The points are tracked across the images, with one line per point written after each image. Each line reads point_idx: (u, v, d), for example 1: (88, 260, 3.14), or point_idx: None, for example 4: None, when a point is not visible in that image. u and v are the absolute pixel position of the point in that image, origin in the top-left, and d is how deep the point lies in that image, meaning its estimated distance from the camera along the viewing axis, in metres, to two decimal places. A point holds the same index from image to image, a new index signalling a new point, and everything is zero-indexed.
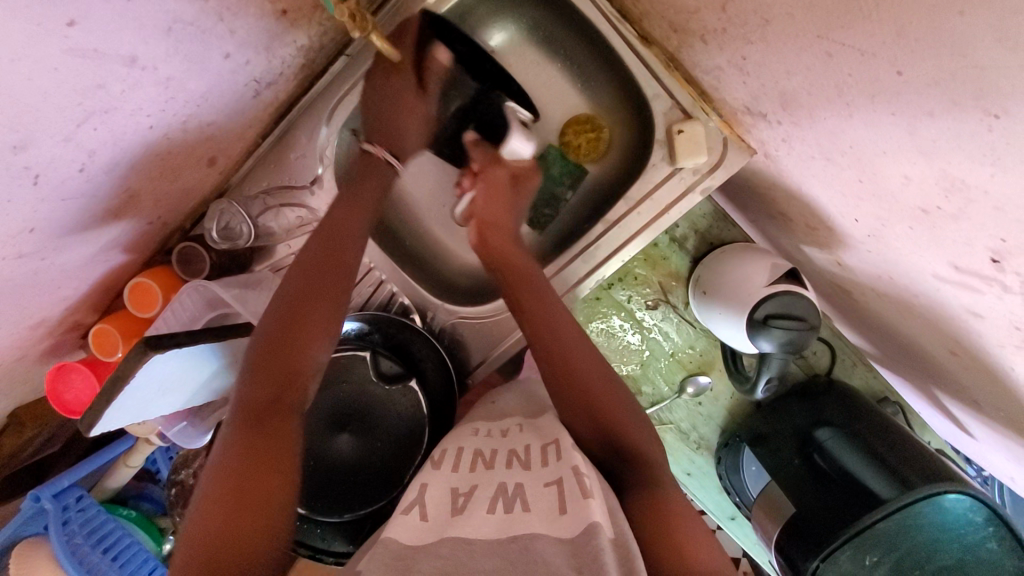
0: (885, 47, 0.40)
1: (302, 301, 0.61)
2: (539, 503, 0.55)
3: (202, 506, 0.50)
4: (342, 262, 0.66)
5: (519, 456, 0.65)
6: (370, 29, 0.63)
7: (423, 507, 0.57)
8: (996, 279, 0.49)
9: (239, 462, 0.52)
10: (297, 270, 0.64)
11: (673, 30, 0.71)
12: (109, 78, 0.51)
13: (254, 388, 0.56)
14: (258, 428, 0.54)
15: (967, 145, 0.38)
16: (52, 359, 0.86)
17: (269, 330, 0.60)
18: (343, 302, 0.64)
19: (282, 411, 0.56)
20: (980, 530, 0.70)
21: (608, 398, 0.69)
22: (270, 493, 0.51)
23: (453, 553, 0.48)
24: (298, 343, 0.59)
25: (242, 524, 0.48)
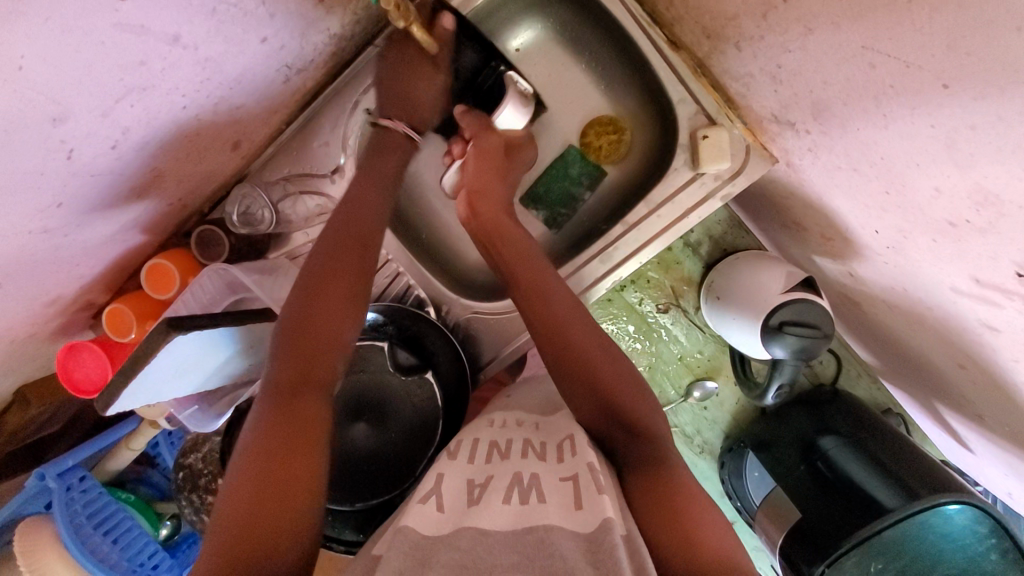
0: (934, 59, 0.41)
1: (325, 284, 0.63)
2: (554, 495, 0.55)
3: (232, 483, 0.50)
4: (364, 246, 0.67)
5: (534, 447, 0.65)
6: (411, 19, 0.64)
7: (439, 497, 0.57)
8: (1019, 293, 0.50)
9: (268, 440, 0.52)
10: (317, 253, 0.65)
11: (706, 36, 0.72)
12: (151, 55, 0.51)
13: (282, 368, 0.58)
14: (288, 407, 0.55)
15: (1007, 160, 0.39)
16: (62, 337, 0.85)
17: (292, 314, 0.61)
18: (365, 285, 0.65)
19: (309, 391, 0.57)
20: (984, 541, 0.71)
21: (596, 361, 0.70)
22: (301, 469, 0.52)
23: (472, 546, 0.48)
24: (326, 325, 0.61)
25: (275, 499, 0.49)
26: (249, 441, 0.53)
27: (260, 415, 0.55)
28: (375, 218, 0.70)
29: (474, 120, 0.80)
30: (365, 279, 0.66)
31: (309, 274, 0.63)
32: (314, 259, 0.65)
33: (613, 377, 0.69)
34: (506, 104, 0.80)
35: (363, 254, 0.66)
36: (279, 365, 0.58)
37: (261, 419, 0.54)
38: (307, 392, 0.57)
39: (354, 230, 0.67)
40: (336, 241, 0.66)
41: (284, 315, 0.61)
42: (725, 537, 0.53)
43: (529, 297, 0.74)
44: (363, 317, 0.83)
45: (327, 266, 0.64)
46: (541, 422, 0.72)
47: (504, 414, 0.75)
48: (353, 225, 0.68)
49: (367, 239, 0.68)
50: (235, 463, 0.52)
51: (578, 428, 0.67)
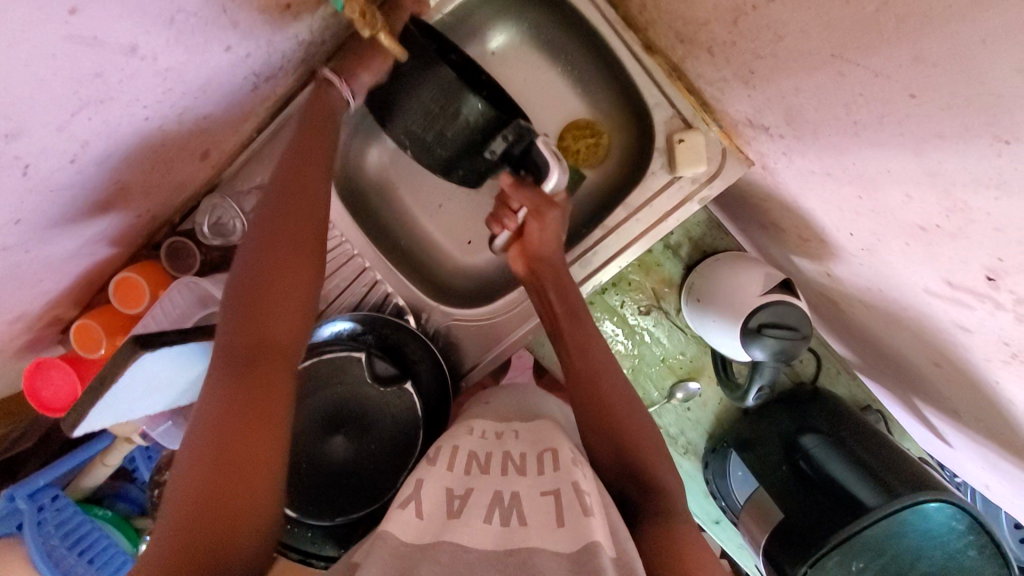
0: (900, 70, 0.41)
1: (272, 255, 0.59)
2: (535, 517, 0.55)
3: (185, 460, 0.49)
4: (311, 207, 0.64)
5: (515, 462, 0.65)
6: (379, 28, 0.63)
7: (419, 504, 0.56)
8: (990, 297, 0.50)
9: (226, 413, 0.51)
10: (262, 222, 0.61)
11: (680, 40, 0.72)
12: (107, 67, 0.50)
13: (234, 337, 0.55)
14: (243, 375, 0.53)
15: (974, 168, 0.39)
16: (29, 353, 0.82)
17: (237, 285, 0.58)
18: (316, 258, 0.62)
19: (266, 358, 0.55)
20: (962, 538, 0.72)
21: (617, 405, 0.71)
22: (265, 446, 0.51)
23: (452, 561, 0.47)
24: (277, 287, 0.58)
25: (238, 476, 0.48)
26: (205, 412, 0.51)
27: (216, 385, 0.53)
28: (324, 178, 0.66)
29: (527, 196, 0.79)
30: (317, 250, 0.63)
31: (251, 243, 0.60)
32: (257, 228, 0.61)
33: (630, 419, 0.70)
34: (552, 175, 0.78)
35: (311, 227, 0.63)
36: (232, 333, 0.55)
37: (215, 391, 0.52)
38: (267, 363, 0.55)
39: (297, 201, 0.63)
40: (280, 210, 0.62)
41: (234, 279, 0.58)
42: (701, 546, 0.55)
43: (571, 349, 0.76)
44: (341, 326, 0.81)
45: (272, 235, 0.60)
46: (524, 434, 0.72)
47: (485, 422, 0.75)
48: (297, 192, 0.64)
49: (314, 206, 0.64)
50: (189, 439, 0.50)
51: (562, 443, 0.68)
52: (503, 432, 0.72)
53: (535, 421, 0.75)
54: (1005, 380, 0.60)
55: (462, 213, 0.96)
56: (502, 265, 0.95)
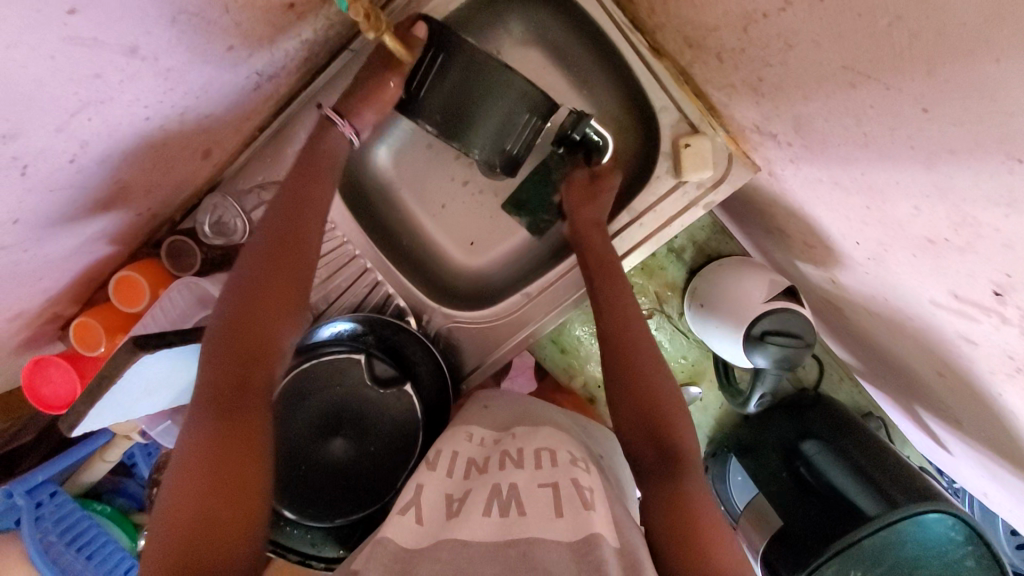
0: (913, 84, 0.40)
1: (259, 289, 0.61)
2: (533, 506, 0.55)
3: (172, 490, 0.51)
4: (299, 238, 0.65)
5: (512, 457, 0.65)
6: (384, 29, 0.63)
7: (419, 509, 0.56)
8: (995, 311, 0.50)
9: (212, 443, 0.53)
10: (249, 257, 0.63)
11: (688, 45, 0.71)
12: (106, 68, 0.49)
13: (217, 369, 0.57)
14: (228, 408, 0.55)
15: (986, 186, 0.39)
16: (28, 350, 0.82)
17: (225, 312, 0.60)
18: (303, 291, 0.64)
19: (251, 390, 0.57)
20: (961, 548, 0.71)
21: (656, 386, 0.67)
22: (248, 474, 0.54)
23: (453, 557, 0.47)
24: (261, 319, 0.60)
25: (224, 507, 0.51)
26: (188, 443, 0.54)
27: (201, 416, 0.55)
28: (312, 209, 0.67)
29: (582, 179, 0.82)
30: (304, 282, 0.64)
31: (239, 277, 0.62)
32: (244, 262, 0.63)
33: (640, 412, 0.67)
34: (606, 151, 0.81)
35: (300, 259, 0.64)
36: (215, 366, 0.57)
37: (199, 423, 0.54)
38: (253, 395, 0.57)
39: (286, 233, 0.64)
40: (270, 243, 0.64)
41: (219, 311, 0.60)
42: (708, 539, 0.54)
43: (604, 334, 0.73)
44: (341, 326, 0.80)
45: (260, 269, 0.62)
46: (524, 434, 0.72)
47: (483, 428, 0.75)
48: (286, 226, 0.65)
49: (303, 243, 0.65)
50: (174, 469, 0.53)
51: (562, 445, 0.68)
52: (502, 438, 0.72)
53: (536, 424, 0.75)
54: (1009, 393, 0.60)
55: (465, 214, 0.95)
56: (505, 266, 0.95)
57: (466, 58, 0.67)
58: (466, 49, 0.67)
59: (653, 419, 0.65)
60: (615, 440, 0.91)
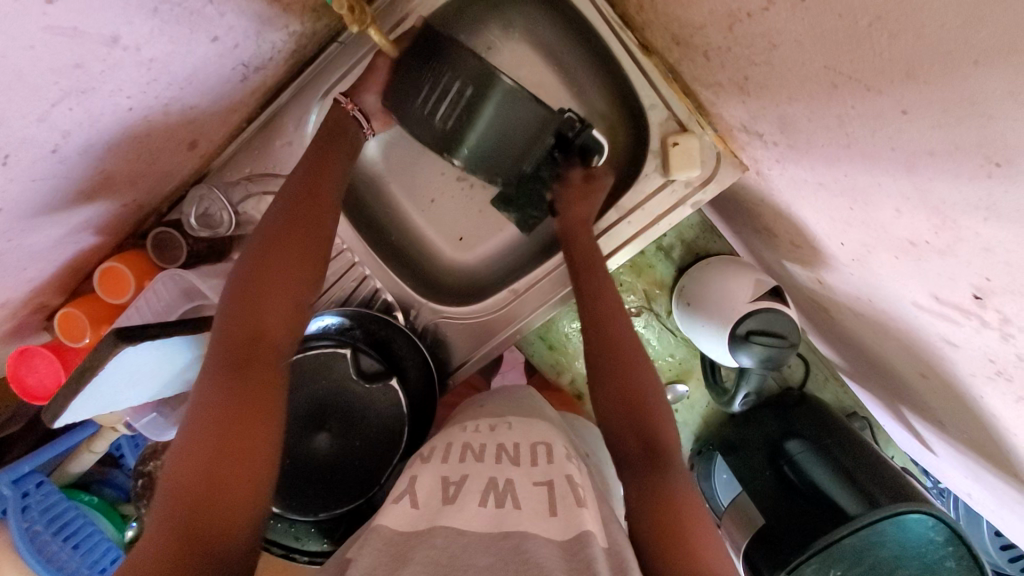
0: (892, 86, 0.40)
1: (275, 259, 0.59)
2: (529, 501, 0.56)
3: (181, 451, 0.51)
4: (319, 207, 0.64)
5: (508, 452, 0.65)
6: (367, 23, 0.64)
7: (413, 495, 0.57)
8: (976, 314, 0.50)
9: (219, 412, 0.52)
10: (265, 227, 0.62)
11: (676, 42, 0.71)
12: (88, 57, 0.48)
13: (231, 332, 0.56)
14: (239, 372, 0.54)
15: (964, 190, 0.39)
16: (14, 340, 0.82)
17: (240, 277, 0.59)
18: (320, 266, 0.62)
19: (259, 365, 0.56)
20: (940, 549, 0.72)
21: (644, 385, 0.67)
22: (254, 451, 0.52)
23: (447, 543, 0.48)
24: (275, 285, 0.58)
25: (229, 472, 0.50)
26: (194, 417, 0.53)
27: (208, 389, 0.53)
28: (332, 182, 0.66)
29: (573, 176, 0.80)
30: (321, 256, 0.63)
31: (254, 247, 0.60)
32: (261, 233, 0.61)
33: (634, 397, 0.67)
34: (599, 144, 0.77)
35: (317, 232, 0.63)
36: (228, 329, 0.56)
37: (210, 385, 0.54)
38: (265, 361, 0.56)
39: (306, 206, 0.63)
40: (289, 214, 0.62)
41: (234, 273, 0.59)
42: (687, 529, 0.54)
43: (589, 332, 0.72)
44: (328, 320, 0.80)
45: (278, 240, 0.60)
46: (517, 426, 0.72)
47: (478, 419, 0.76)
48: (304, 198, 0.64)
49: (323, 214, 0.64)
50: (183, 430, 0.52)
51: (556, 442, 0.69)
52: (496, 424, 0.73)
53: (529, 419, 0.76)
54: (987, 393, 0.60)
55: (455, 210, 0.95)
56: (492, 262, 0.95)
57: (471, 70, 0.65)
58: (472, 62, 0.64)
59: (635, 411, 0.66)
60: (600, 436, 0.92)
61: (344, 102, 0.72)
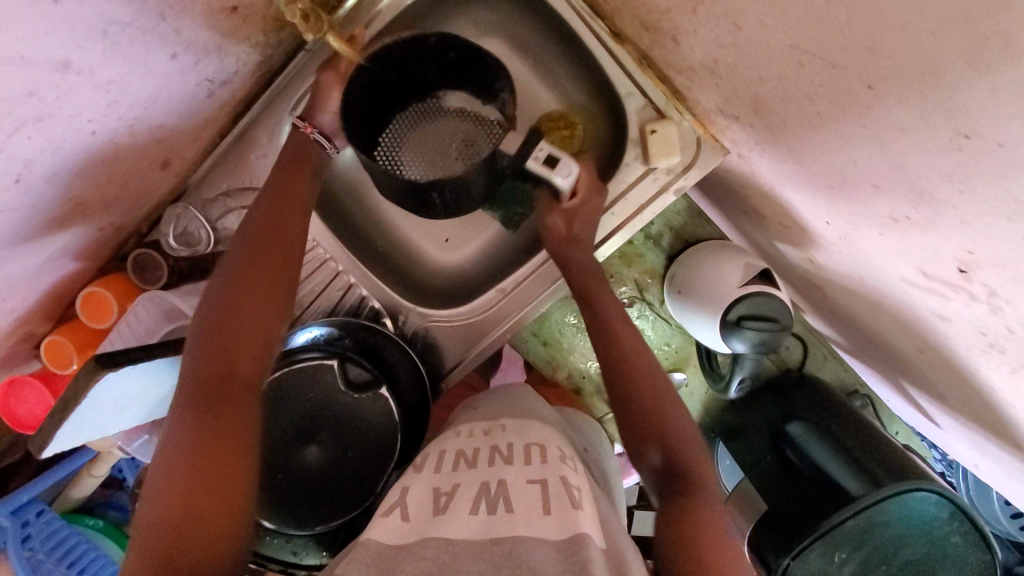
0: (856, 61, 0.39)
1: (246, 285, 0.60)
2: (521, 502, 0.55)
3: (157, 489, 0.50)
4: (283, 234, 0.64)
5: (501, 453, 0.65)
6: (323, 27, 0.66)
7: (404, 508, 0.56)
8: (964, 288, 0.49)
9: (193, 446, 0.52)
10: (231, 258, 0.62)
11: (645, 28, 0.69)
12: (40, 85, 0.48)
13: (201, 365, 0.56)
14: (212, 404, 0.54)
15: (939, 163, 0.38)
16: (4, 371, 0.81)
17: (210, 310, 0.59)
18: (290, 289, 0.63)
19: (235, 392, 0.56)
20: (946, 526, 0.71)
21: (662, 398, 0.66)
22: (232, 473, 0.52)
23: (438, 554, 0.47)
24: (243, 316, 0.59)
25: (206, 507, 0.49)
26: (170, 449, 0.52)
27: (183, 419, 0.53)
28: (297, 206, 0.66)
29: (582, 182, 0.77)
30: (292, 273, 0.63)
31: (224, 271, 0.61)
32: (229, 260, 0.62)
33: (660, 412, 0.65)
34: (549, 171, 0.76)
35: (284, 257, 0.63)
36: (199, 363, 0.56)
37: (184, 420, 0.53)
38: (238, 391, 0.56)
39: (275, 226, 0.64)
40: (257, 241, 0.63)
41: (204, 307, 0.60)
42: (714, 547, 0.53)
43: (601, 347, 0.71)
44: (314, 332, 0.79)
45: (247, 266, 0.61)
46: (512, 427, 0.72)
47: (473, 424, 0.75)
48: (269, 225, 0.64)
49: (288, 240, 0.64)
50: (159, 467, 0.52)
51: (551, 441, 0.68)
52: (490, 428, 0.73)
53: (527, 417, 0.75)
54: (984, 367, 0.59)
55: None
56: (480, 261, 0.94)
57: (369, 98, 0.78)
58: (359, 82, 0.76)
59: (661, 429, 0.64)
60: (600, 431, 0.91)
61: (303, 125, 0.70)
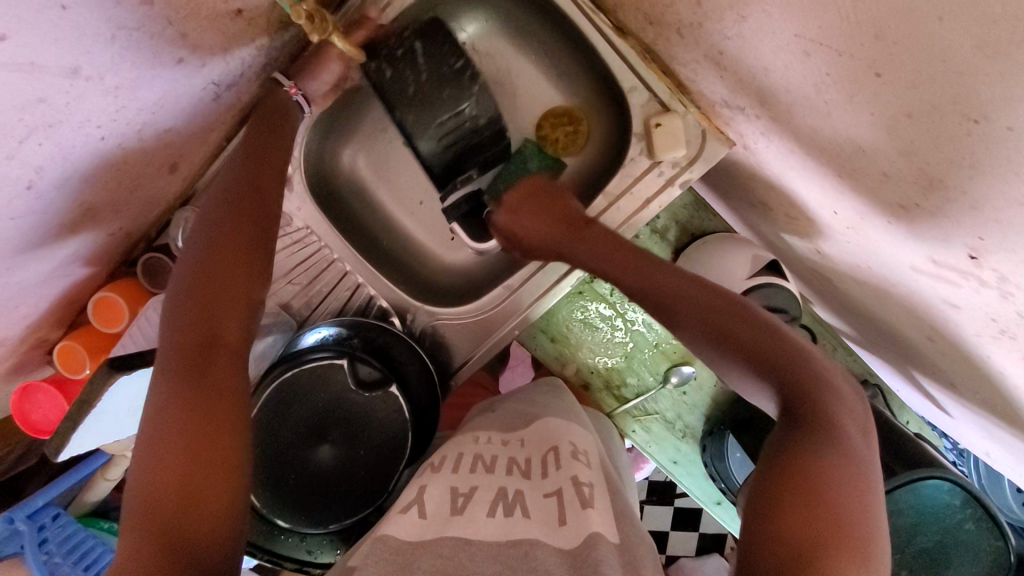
0: (864, 49, 0.39)
1: (222, 252, 0.59)
2: (538, 511, 0.55)
3: (149, 459, 0.50)
4: (255, 200, 0.64)
5: (520, 466, 0.65)
6: (329, 30, 0.64)
7: (421, 505, 0.57)
8: (973, 274, 0.48)
9: (181, 414, 0.52)
10: (203, 227, 0.61)
11: (649, 22, 0.69)
12: (50, 91, 0.48)
13: (182, 334, 0.55)
14: (198, 369, 0.54)
15: (949, 150, 0.38)
16: (18, 377, 0.82)
17: (185, 278, 0.58)
18: (266, 254, 0.63)
19: (218, 355, 0.55)
20: (958, 512, 0.71)
21: (758, 339, 0.57)
22: (223, 436, 0.52)
23: (454, 552, 0.47)
24: (220, 281, 0.58)
25: (203, 472, 0.50)
26: (158, 419, 0.52)
27: (170, 392, 0.53)
28: (267, 174, 0.66)
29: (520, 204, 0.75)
30: (265, 237, 0.63)
31: (199, 241, 0.60)
32: (203, 232, 0.61)
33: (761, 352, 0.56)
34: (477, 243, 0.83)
35: (258, 222, 0.63)
36: (179, 332, 0.55)
37: (169, 388, 0.53)
38: (222, 355, 0.55)
39: (246, 194, 0.64)
40: (227, 215, 0.62)
41: (179, 276, 0.59)
42: (823, 502, 0.46)
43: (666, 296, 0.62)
44: (324, 332, 0.81)
45: (221, 234, 0.60)
46: (527, 436, 0.71)
47: (490, 430, 0.75)
48: (242, 192, 0.63)
49: (261, 206, 0.64)
50: (149, 437, 0.52)
51: (564, 439, 0.69)
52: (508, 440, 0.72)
53: (541, 418, 0.75)
54: (996, 354, 0.58)
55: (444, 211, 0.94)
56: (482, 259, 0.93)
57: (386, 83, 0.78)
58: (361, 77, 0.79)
59: (774, 369, 0.55)
60: (609, 427, 0.91)
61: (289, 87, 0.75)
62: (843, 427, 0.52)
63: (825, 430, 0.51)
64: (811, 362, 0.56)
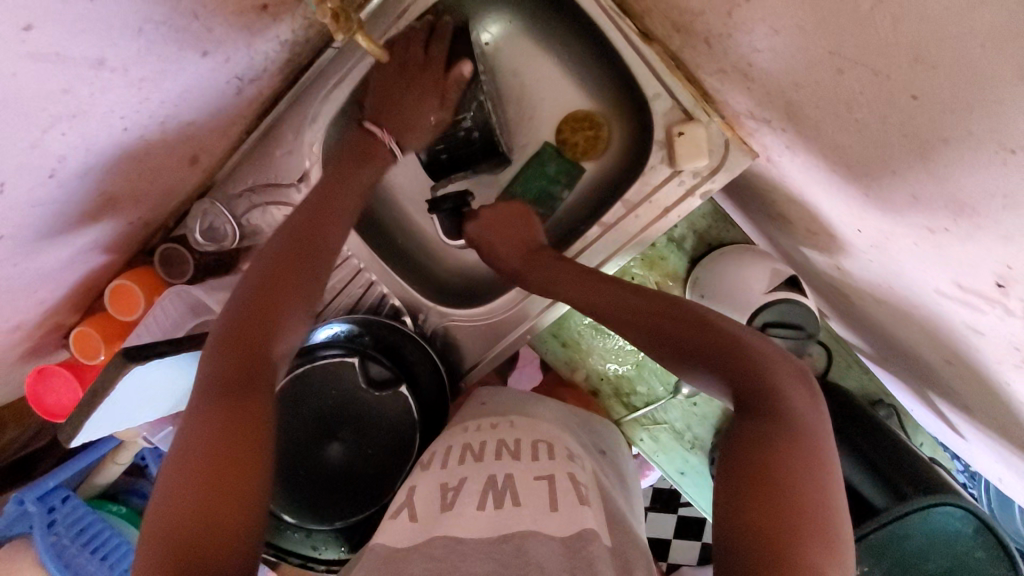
0: (899, 70, 0.38)
1: (275, 283, 0.58)
2: (528, 496, 0.55)
3: (169, 487, 0.49)
4: (318, 235, 0.62)
5: (509, 447, 0.64)
6: (355, 30, 0.64)
7: (412, 508, 0.56)
8: (999, 302, 0.47)
9: (209, 447, 0.50)
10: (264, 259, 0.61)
11: (676, 30, 0.68)
12: (75, 82, 0.48)
13: (223, 364, 0.54)
14: (231, 403, 0.52)
15: (982, 176, 0.37)
16: (34, 359, 0.83)
17: (238, 308, 0.57)
18: (317, 292, 0.61)
19: (256, 393, 0.54)
20: (970, 540, 0.69)
21: (691, 336, 0.59)
22: (248, 477, 0.50)
23: (446, 553, 0.47)
24: (271, 317, 0.57)
25: (221, 509, 0.48)
26: (185, 447, 0.51)
27: (201, 421, 0.51)
28: (333, 209, 0.65)
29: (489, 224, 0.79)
30: (322, 276, 0.62)
31: (258, 272, 0.60)
32: (261, 263, 0.61)
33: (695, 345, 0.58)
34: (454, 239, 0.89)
35: (316, 259, 0.61)
36: (222, 362, 0.55)
37: (201, 417, 0.52)
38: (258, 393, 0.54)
39: (309, 228, 0.62)
40: (286, 247, 0.61)
41: (232, 304, 0.58)
42: (777, 481, 0.46)
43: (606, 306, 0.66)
44: (336, 328, 0.80)
45: (280, 266, 0.59)
46: (518, 424, 0.71)
47: (480, 418, 0.75)
48: (303, 226, 0.62)
49: (324, 243, 0.63)
50: (173, 464, 0.50)
51: (559, 438, 0.68)
52: (498, 422, 0.72)
53: (539, 417, 0.74)
54: (1016, 382, 0.57)
55: None
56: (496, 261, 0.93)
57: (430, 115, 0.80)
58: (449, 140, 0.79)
59: (722, 363, 0.56)
60: (616, 434, 0.90)
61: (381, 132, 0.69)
62: (798, 416, 0.51)
63: (772, 419, 0.51)
64: (763, 354, 0.55)
